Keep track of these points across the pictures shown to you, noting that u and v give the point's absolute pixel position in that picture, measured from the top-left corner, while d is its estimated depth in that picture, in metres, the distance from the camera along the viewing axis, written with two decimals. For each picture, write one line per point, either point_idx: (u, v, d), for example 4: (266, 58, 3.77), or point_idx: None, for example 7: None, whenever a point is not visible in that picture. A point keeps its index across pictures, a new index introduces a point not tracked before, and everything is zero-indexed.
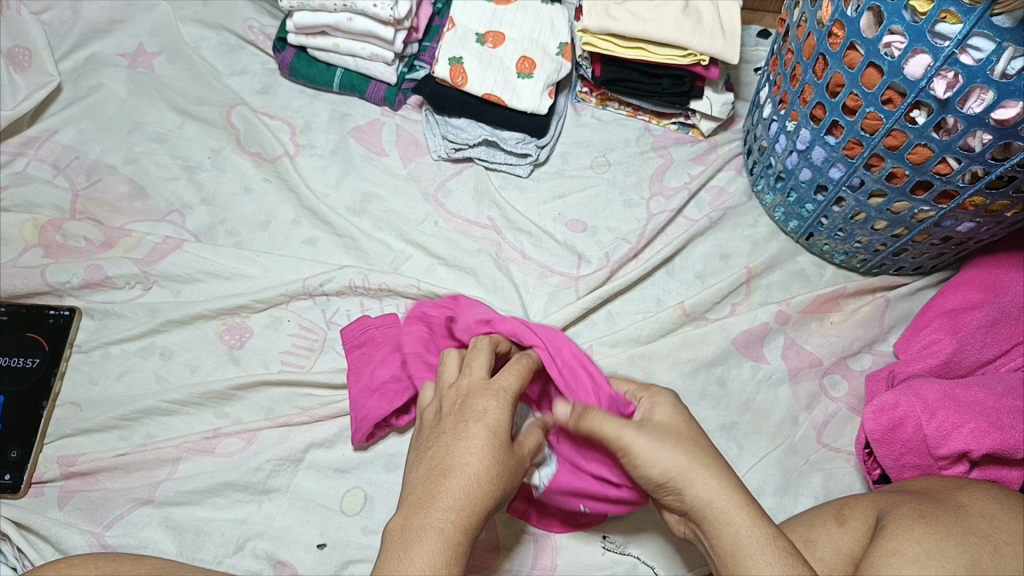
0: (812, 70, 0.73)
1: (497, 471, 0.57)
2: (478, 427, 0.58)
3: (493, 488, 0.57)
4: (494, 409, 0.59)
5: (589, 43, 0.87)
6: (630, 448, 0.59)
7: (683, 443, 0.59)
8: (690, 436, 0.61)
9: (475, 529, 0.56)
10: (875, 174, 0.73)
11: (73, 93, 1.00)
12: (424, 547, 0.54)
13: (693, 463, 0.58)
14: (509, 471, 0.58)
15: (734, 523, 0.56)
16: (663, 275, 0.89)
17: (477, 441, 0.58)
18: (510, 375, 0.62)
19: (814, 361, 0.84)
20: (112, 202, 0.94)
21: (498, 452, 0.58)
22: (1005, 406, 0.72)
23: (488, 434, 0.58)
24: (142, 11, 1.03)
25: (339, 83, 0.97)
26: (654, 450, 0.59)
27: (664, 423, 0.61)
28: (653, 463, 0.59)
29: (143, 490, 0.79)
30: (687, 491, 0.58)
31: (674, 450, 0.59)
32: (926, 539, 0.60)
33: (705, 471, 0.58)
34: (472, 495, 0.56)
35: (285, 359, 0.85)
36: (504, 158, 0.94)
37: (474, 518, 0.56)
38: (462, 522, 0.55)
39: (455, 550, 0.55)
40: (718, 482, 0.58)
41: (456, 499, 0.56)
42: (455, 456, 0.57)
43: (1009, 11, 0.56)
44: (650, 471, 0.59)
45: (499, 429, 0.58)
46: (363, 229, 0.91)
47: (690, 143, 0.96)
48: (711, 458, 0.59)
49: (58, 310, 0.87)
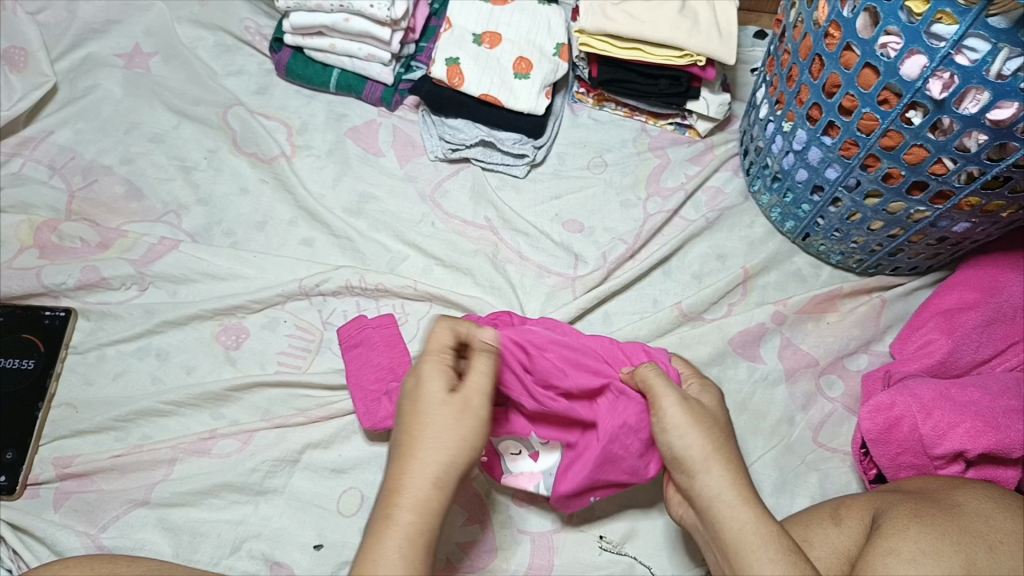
0: (808, 71, 0.73)
1: (436, 434, 0.58)
2: (412, 402, 0.60)
3: (441, 453, 0.57)
4: (425, 377, 0.60)
5: (585, 43, 0.87)
6: (664, 416, 0.62)
7: (712, 430, 0.61)
8: (722, 426, 0.63)
9: (435, 505, 0.56)
10: (871, 174, 0.73)
11: (68, 93, 1.00)
12: (385, 537, 0.55)
13: (716, 450, 0.60)
14: (453, 429, 0.58)
15: (742, 515, 0.58)
16: (660, 275, 0.90)
17: (417, 415, 0.59)
18: (433, 338, 0.63)
19: (809, 362, 0.85)
20: (108, 203, 0.94)
21: (437, 416, 0.58)
22: (1001, 406, 0.72)
23: (423, 404, 0.59)
24: (138, 11, 1.03)
25: (335, 84, 0.97)
26: (685, 426, 0.61)
27: (704, 408, 0.63)
28: (681, 436, 0.61)
29: (138, 492, 0.79)
30: (703, 474, 0.60)
31: (704, 433, 0.61)
32: (921, 538, 0.61)
33: (725, 459, 0.60)
34: (411, 471, 0.57)
35: (281, 360, 0.85)
36: (500, 159, 0.94)
37: (425, 493, 0.56)
38: (408, 502, 0.56)
39: (412, 531, 0.55)
40: (735, 474, 0.60)
41: (404, 479, 0.57)
42: (403, 437, 0.59)
43: (1004, 13, 0.56)
44: (675, 443, 0.61)
45: (429, 396, 0.59)
46: (359, 230, 0.91)
47: (686, 143, 0.96)
48: (732, 451, 0.61)
49: (53, 311, 0.87)
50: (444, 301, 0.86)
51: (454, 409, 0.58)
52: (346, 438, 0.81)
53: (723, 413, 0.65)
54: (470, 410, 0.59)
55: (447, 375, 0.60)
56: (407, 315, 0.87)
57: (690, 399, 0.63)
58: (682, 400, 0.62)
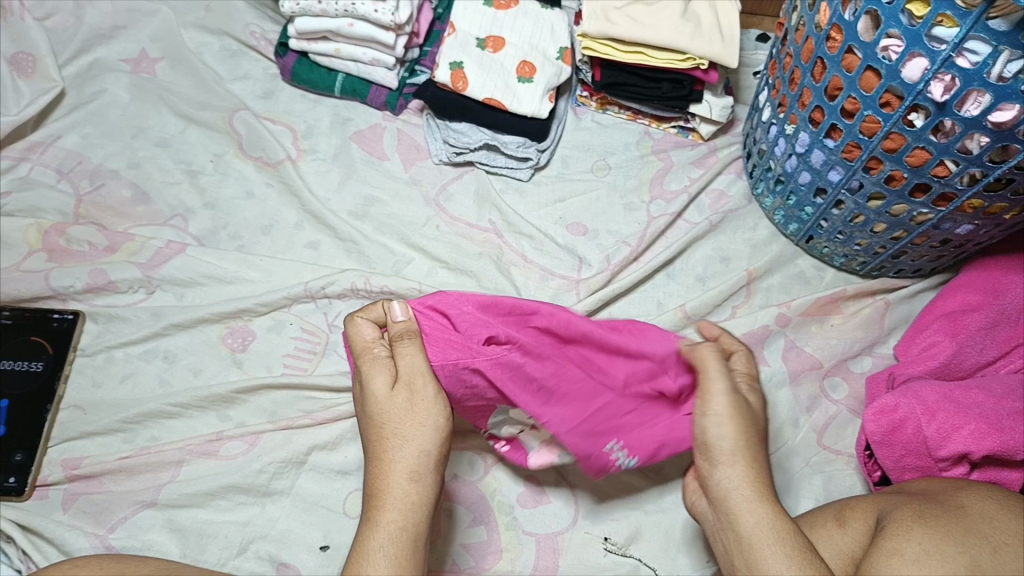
0: (810, 74, 0.73)
1: (400, 431, 0.60)
2: (367, 406, 0.62)
3: (411, 448, 0.60)
4: (370, 377, 0.62)
5: (589, 47, 0.88)
6: (708, 401, 0.61)
7: (749, 426, 0.61)
8: (762, 422, 0.62)
9: (415, 497, 0.59)
10: (874, 176, 0.73)
11: (76, 98, 1.01)
12: (372, 538, 0.57)
13: (748, 443, 0.60)
14: (415, 422, 0.60)
15: (760, 510, 0.58)
16: (663, 277, 0.90)
17: (376, 417, 0.61)
18: (359, 335, 0.64)
19: (813, 364, 0.85)
20: (115, 206, 0.95)
21: (397, 413, 0.61)
22: (1005, 408, 0.72)
23: (375, 405, 0.61)
24: (144, 16, 1.04)
25: (340, 88, 0.98)
26: (724, 416, 0.60)
27: (750, 405, 0.62)
28: (718, 424, 0.60)
29: (146, 493, 0.80)
30: (727, 466, 0.60)
31: (739, 428, 0.60)
32: (925, 539, 0.61)
33: (756, 455, 0.60)
34: (381, 474, 0.59)
35: (287, 362, 0.86)
36: (504, 162, 0.94)
37: (404, 489, 0.59)
38: (384, 502, 0.58)
39: (396, 527, 0.58)
40: (762, 470, 0.60)
41: (380, 480, 0.59)
42: (371, 441, 0.61)
43: (1004, 15, 0.57)
44: (709, 431, 0.60)
45: (377, 397, 0.61)
46: (364, 233, 0.92)
47: (690, 146, 0.96)
48: (763, 448, 0.61)
49: (62, 314, 0.88)
50: None
51: (406, 402, 0.61)
52: (352, 440, 0.81)
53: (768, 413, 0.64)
54: (426, 398, 0.61)
55: (389, 371, 0.62)
56: None
57: (738, 393, 0.62)
58: (730, 392, 0.61)
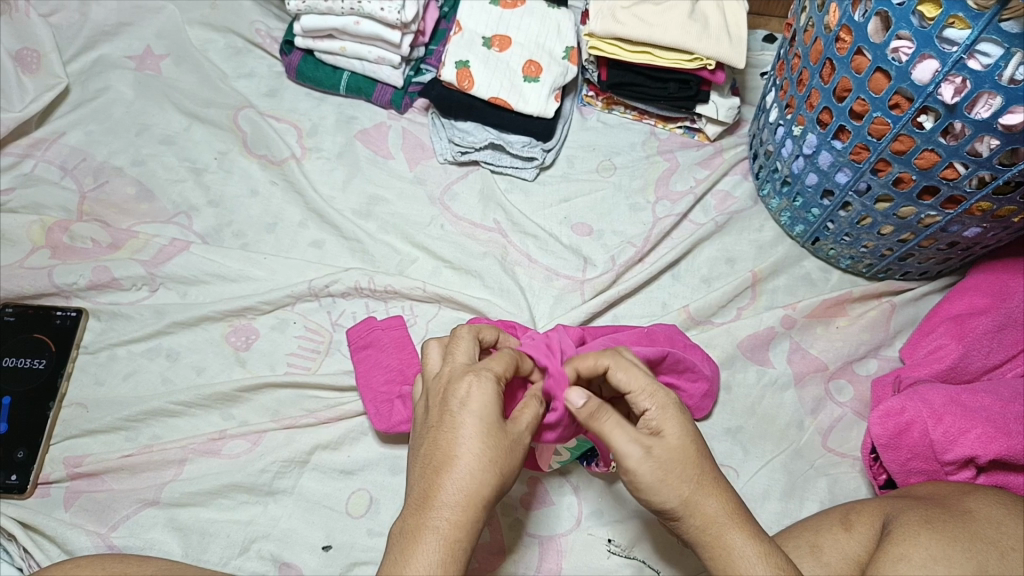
0: (819, 75, 0.73)
1: (487, 452, 0.54)
2: (465, 414, 0.55)
3: (489, 475, 0.54)
4: (478, 389, 0.56)
5: (595, 47, 0.87)
6: (634, 473, 0.56)
7: (687, 473, 0.56)
8: (704, 455, 0.58)
9: (477, 521, 0.54)
10: (881, 179, 0.73)
11: (80, 95, 1.01)
12: (424, 550, 0.52)
13: (693, 492, 0.57)
14: (501, 450, 0.55)
15: (730, 544, 0.56)
16: (668, 278, 0.90)
17: (464, 427, 0.55)
18: (456, 351, 0.61)
19: (819, 366, 0.84)
20: (119, 204, 0.94)
21: (487, 434, 0.55)
22: (1012, 412, 0.72)
23: (474, 417, 0.55)
24: (150, 14, 1.03)
25: (346, 86, 0.98)
26: (658, 481, 0.56)
27: (673, 449, 0.56)
28: (657, 490, 0.56)
29: (148, 492, 0.79)
30: (689, 515, 0.57)
31: (677, 481, 0.56)
32: (933, 544, 0.60)
33: (705, 498, 0.57)
34: (466, 488, 0.53)
35: (291, 361, 0.86)
36: (510, 162, 0.94)
37: (469, 508, 0.53)
38: (458, 518, 0.53)
39: (456, 545, 0.52)
40: (717, 507, 0.57)
41: (449, 490, 0.53)
42: (447, 446, 0.55)
43: (1017, 17, 0.57)
44: (652, 498, 0.57)
45: (486, 413, 0.55)
46: (368, 231, 0.91)
47: (696, 147, 0.96)
48: (710, 480, 0.57)
49: (65, 311, 0.87)
50: (453, 303, 0.86)
51: (504, 433, 0.56)
52: (356, 439, 0.81)
53: (689, 425, 0.58)
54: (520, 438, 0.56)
55: (500, 395, 0.57)
56: (415, 316, 0.87)
57: (653, 444, 0.56)
58: (647, 453, 0.56)
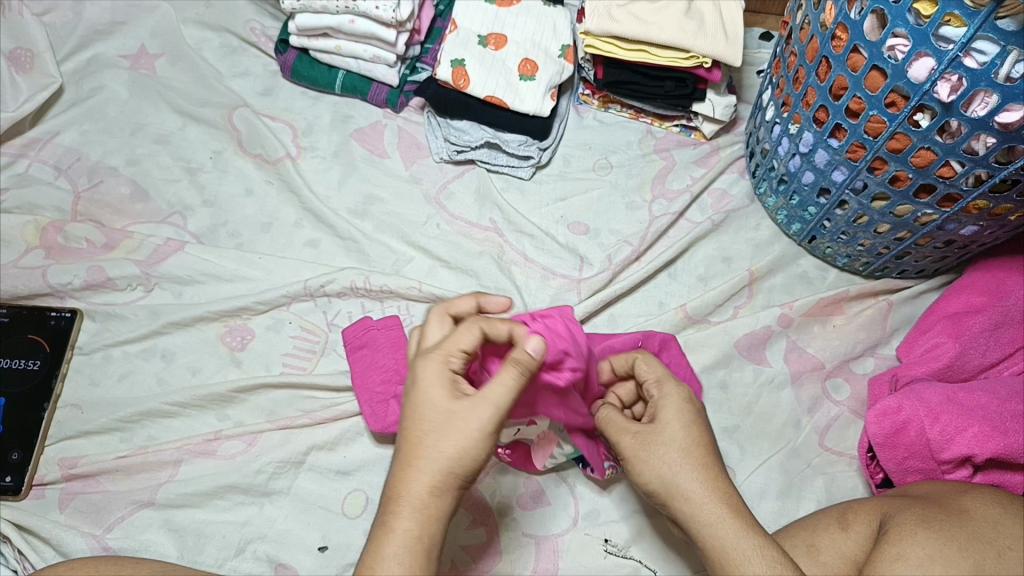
0: (815, 73, 0.73)
1: (432, 438, 0.54)
2: (413, 402, 0.56)
3: (435, 461, 0.54)
4: (424, 372, 0.56)
5: (591, 45, 0.87)
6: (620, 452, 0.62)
7: (666, 454, 0.59)
8: (697, 443, 0.60)
9: (434, 509, 0.54)
10: (878, 177, 0.73)
11: (75, 94, 1.00)
12: (383, 543, 0.54)
13: (676, 474, 0.58)
14: (448, 435, 0.54)
15: (717, 532, 0.57)
16: (665, 277, 0.89)
17: (413, 415, 0.56)
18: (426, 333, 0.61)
19: (815, 364, 0.84)
20: (113, 204, 0.94)
21: (432, 421, 0.55)
22: (1008, 410, 0.72)
23: (421, 403, 0.55)
24: (144, 12, 1.03)
25: (341, 85, 0.97)
26: (638, 459, 0.60)
27: (658, 432, 0.60)
28: (638, 469, 0.61)
29: (143, 493, 0.79)
30: (674, 499, 0.59)
31: (657, 462, 0.59)
32: (930, 543, 0.60)
33: (688, 482, 0.58)
34: (415, 477, 0.54)
35: (286, 361, 0.85)
36: (506, 161, 0.94)
37: (422, 498, 0.54)
38: (411, 507, 0.54)
39: (411, 535, 0.53)
40: (705, 493, 0.58)
41: (400, 482, 0.55)
42: (402, 438, 0.56)
43: (1013, 15, 0.56)
44: (636, 477, 0.61)
45: (429, 398, 0.55)
46: (364, 231, 0.91)
47: (692, 145, 0.96)
48: (699, 467, 0.59)
49: (59, 312, 0.87)
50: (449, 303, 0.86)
51: (451, 414, 0.54)
52: (351, 440, 0.81)
53: (686, 415, 0.61)
54: (471, 413, 0.54)
55: (449, 374, 0.56)
56: (411, 316, 0.87)
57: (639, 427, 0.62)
58: (631, 433, 0.62)
